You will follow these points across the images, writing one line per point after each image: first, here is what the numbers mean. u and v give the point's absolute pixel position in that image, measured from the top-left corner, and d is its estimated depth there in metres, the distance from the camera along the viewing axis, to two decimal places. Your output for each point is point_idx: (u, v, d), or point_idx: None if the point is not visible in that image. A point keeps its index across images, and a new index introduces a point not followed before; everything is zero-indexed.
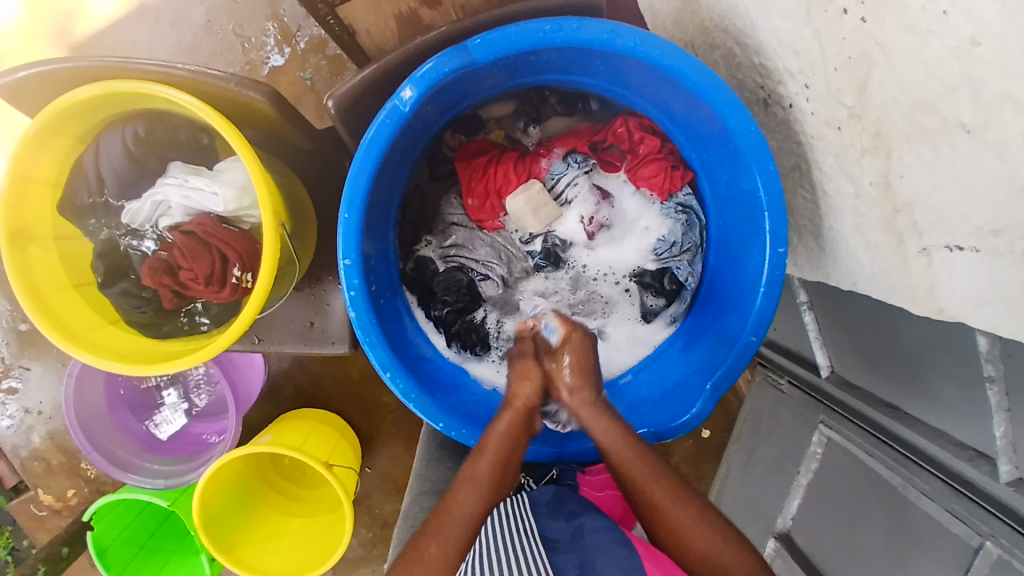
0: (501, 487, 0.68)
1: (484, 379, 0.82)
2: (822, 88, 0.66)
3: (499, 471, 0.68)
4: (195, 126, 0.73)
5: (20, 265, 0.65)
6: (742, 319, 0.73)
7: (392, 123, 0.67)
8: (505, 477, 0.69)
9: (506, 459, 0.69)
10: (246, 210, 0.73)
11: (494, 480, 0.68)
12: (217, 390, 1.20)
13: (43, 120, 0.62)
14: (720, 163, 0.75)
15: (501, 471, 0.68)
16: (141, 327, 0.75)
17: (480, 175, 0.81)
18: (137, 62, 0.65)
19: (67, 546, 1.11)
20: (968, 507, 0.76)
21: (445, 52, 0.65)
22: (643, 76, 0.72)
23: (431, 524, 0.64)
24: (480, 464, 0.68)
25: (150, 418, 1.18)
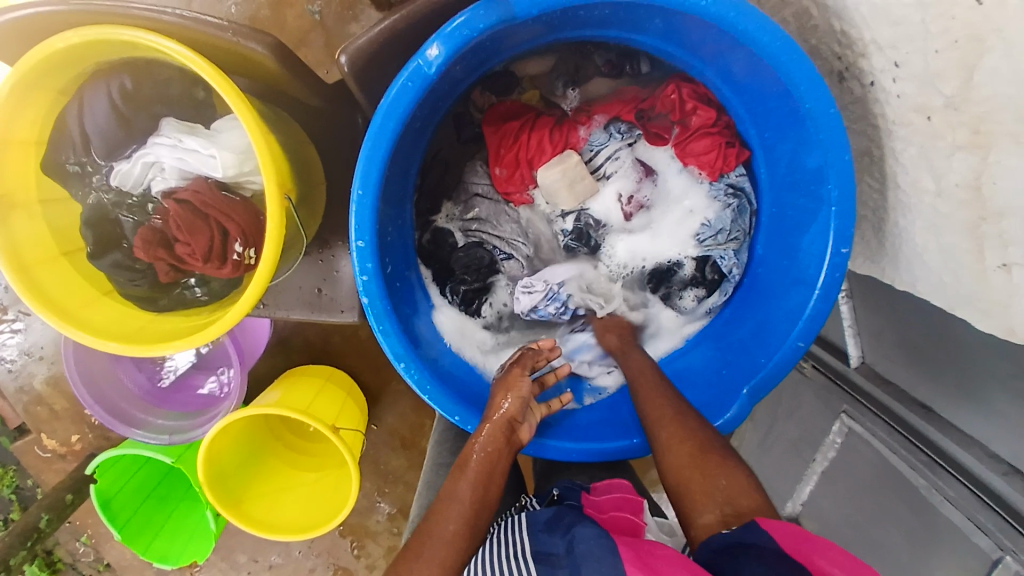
0: (483, 516, 0.60)
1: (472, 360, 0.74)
2: (915, 69, 0.57)
3: (484, 491, 0.61)
4: (190, 79, 0.65)
5: (3, 234, 0.59)
6: (790, 322, 0.67)
7: (416, 86, 0.59)
8: (487, 502, 0.60)
9: (487, 480, 0.61)
10: (249, 175, 0.65)
11: (475, 507, 0.59)
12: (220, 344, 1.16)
13: (18, 75, 0.54)
14: (781, 139, 0.67)
15: (485, 490, 0.61)
16: (137, 301, 0.69)
17: (511, 142, 0.73)
18: (120, 6, 0.56)
19: (71, 493, 1.11)
20: (991, 519, 0.75)
21: (480, 2, 0.56)
22: (703, 38, 0.63)
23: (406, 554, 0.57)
24: (461, 482, 0.60)
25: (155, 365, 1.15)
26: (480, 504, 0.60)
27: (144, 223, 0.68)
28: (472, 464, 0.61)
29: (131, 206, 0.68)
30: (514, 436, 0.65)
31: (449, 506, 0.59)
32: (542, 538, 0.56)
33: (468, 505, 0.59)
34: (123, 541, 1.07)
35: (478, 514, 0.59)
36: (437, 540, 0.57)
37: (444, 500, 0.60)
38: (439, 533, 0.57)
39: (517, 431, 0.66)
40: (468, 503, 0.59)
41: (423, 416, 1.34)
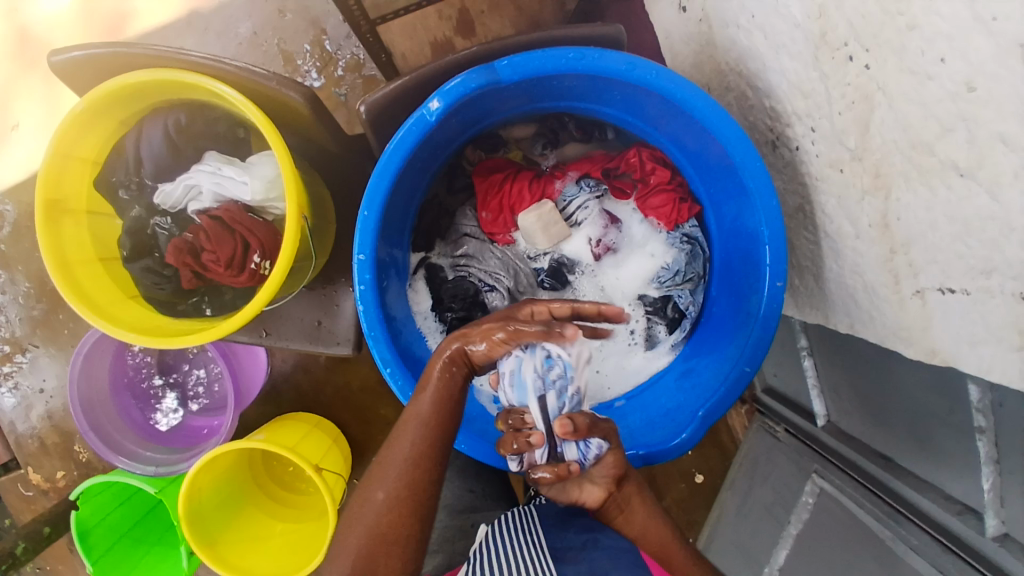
0: (414, 491, 0.62)
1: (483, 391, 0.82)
2: (827, 131, 0.69)
3: (432, 424, 0.65)
4: (232, 120, 0.78)
5: (52, 235, 0.69)
6: (738, 348, 0.74)
7: (417, 132, 0.70)
8: (446, 410, 0.65)
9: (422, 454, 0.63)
10: (274, 202, 0.76)
11: (404, 482, 0.62)
12: (216, 395, 1.21)
13: (90, 102, 0.67)
14: (728, 199, 0.76)
15: (434, 424, 0.65)
16: (158, 305, 0.77)
17: (496, 190, 0.83)
18: (185, 55, 0.70)
19: (48, 526, 1.21)
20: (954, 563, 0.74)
21: (472, 69, 0.69)
22: (656, 109, 0.75)
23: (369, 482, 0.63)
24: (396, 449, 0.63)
25: (150, 415, 1.18)
26: (410, 483, 0.62)
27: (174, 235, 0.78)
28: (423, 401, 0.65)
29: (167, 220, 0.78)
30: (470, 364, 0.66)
31: (380, 480, 0.62)
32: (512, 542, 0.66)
33: (397, 482, 0.62)
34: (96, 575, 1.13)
35: (405, 490, 0.61)
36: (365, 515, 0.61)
37: (377, 474, 0.63)
38: (361, 515, 0.61)
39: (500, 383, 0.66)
40: (397, 477, 0.62)
41: None
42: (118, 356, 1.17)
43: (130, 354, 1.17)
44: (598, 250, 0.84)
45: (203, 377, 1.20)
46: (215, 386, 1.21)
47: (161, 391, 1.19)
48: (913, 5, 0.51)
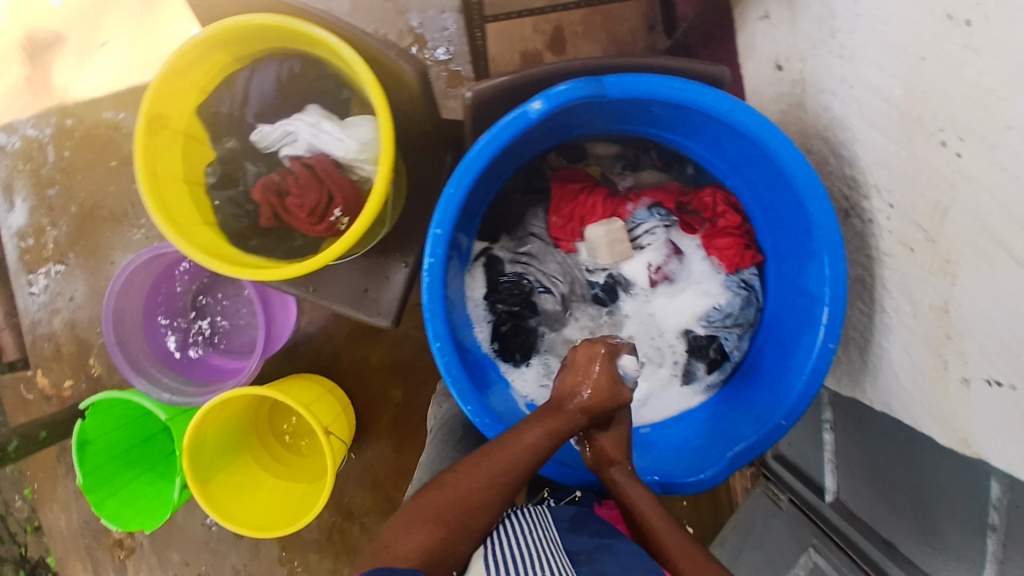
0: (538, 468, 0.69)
1: (519, 391, 0.82)
2: (905, 208, 0.72)
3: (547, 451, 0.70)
4: (341, 80, 0.79)
5: (149, 146, 0.73)
6: (778, 400, 0.76)
7: (517, 126, 0.72)
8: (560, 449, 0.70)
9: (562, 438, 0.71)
10: (362, 162, 0.79)
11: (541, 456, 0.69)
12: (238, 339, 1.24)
13: (213, 32, 0.70)
14: (792, 256, 0.79)
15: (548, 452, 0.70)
16: (230, 235, 0.80)
17: (571, 199, 0.84)
18: (311, 8, 0.72)
19: (44, 431, 1.27)
20: None
21: (580, 78, 0.71)
22: (742, 154, 0.77)
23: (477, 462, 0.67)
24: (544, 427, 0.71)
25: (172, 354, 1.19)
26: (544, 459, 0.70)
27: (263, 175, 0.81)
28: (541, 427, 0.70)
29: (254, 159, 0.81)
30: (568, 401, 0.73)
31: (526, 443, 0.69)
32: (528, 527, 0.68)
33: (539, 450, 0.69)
34: (83, 487, 1.14)
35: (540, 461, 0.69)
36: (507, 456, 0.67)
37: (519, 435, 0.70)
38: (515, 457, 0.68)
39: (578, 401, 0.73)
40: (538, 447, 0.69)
41: (402, 459, 1.37)
42: (156, 282, 1.18)
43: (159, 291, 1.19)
44: (656, 277, 0.85)
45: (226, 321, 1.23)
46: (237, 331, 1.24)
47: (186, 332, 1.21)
48: (1013, 107, 0.54)
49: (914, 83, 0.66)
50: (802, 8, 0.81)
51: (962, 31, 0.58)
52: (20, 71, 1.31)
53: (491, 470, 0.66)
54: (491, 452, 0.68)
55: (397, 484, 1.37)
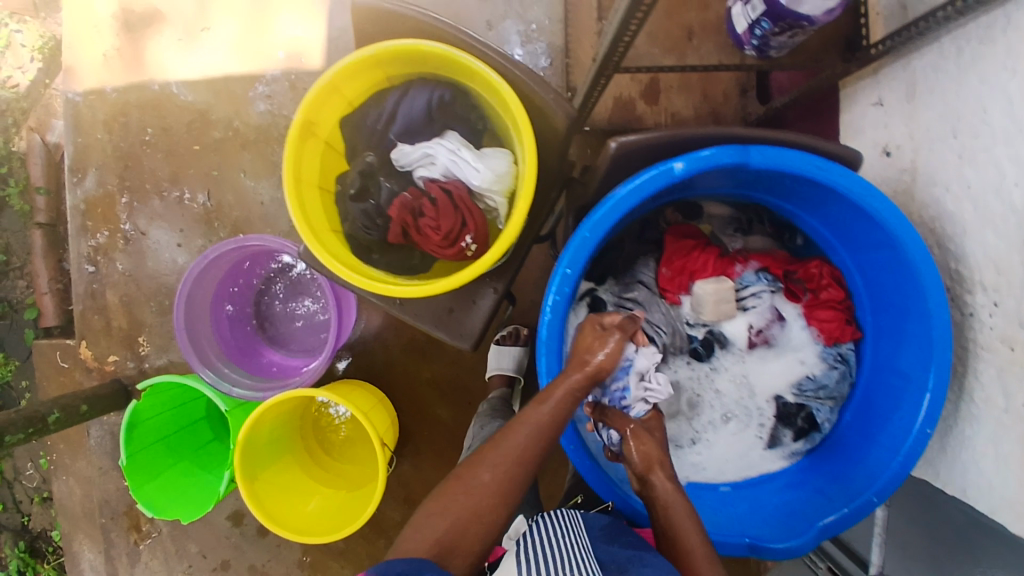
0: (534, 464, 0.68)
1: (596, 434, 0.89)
2: (1011, 309, 0.75)
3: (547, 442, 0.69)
4: (482, 112, 0.82)
5: (299, 150, 0.74)
6: (869, 478, 0.78)
7: (658, 182, 0.72)
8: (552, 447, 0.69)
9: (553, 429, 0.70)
10: (492, 194, 0.80)
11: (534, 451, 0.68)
12: (303, 325, 1.26)
13: (380, 50, 0.72)
14: (894, 336, 0.82)
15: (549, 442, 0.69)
16: (352, 245, 0.82)
17: (683, 253, 0.86)
18: (475, 40, 0.74)
19: (85, 404, 1.24)
20: None
21: (725, 145, 0.71)
22: (858, 235, 0.80)
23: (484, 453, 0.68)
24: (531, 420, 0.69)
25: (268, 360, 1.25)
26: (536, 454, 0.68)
27: (396, 193, 0.80)
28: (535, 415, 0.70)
29: (376, 181, 0.81)
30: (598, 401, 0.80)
31: (514, 440, 0.68)
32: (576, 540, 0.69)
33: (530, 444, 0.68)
34: (126, 469, 1.12)
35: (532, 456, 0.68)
36: (497, 462, 0.66)
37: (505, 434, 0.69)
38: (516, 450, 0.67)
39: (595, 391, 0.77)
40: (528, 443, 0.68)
41: (437, 476, 1.36)
42: (225, 280, 1.20)
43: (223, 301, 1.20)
44: (756, 339, 0.87)
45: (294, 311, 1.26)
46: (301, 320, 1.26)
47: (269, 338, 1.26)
48: None
49: None
50: (923, 103, 0.84)
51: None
52: (112, 40, 1.31)
53: (479, 479, 0.65)
54: (482, 459, 0.67)
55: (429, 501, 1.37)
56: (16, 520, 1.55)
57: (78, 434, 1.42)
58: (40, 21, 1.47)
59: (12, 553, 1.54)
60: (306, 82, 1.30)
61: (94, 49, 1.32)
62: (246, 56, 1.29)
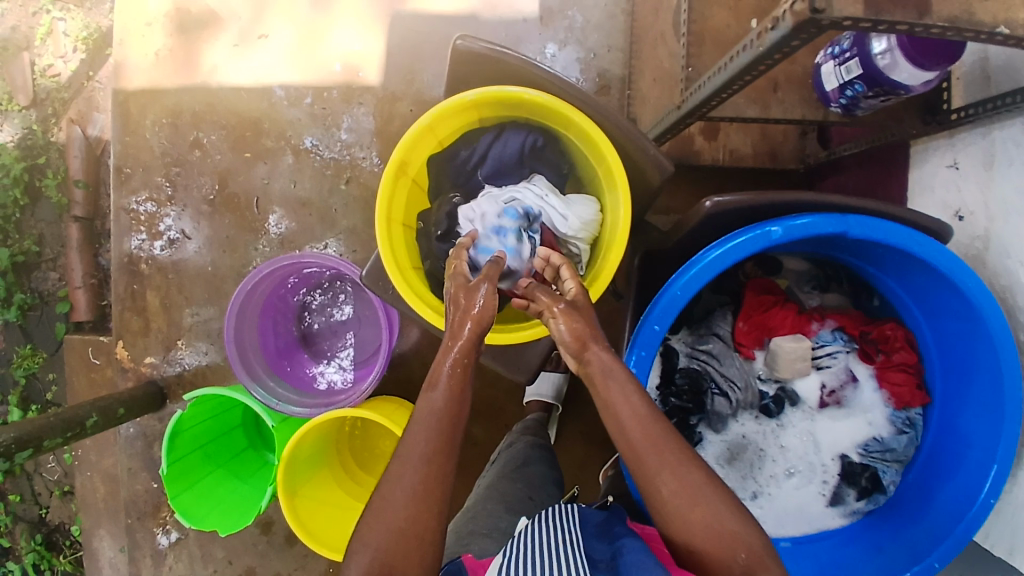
0: (453, 442, 0.63)
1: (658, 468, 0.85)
2: None
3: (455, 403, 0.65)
4: (566, 156, 0.82)
5: (392, 191, 0.75)
6: (929, 542, 0.77)
7: (754, 245, 0.73)
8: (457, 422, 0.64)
9: (458, 403, 0.65)
10: (577, 240, 0.81)
11: (449, 429, 0.63)
12: (331, 318, 1.25)
13: (481, 95, 0.73)
14: (968, 403, 0.80)
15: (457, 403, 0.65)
16: (432, 283, 0.82)
17: (762, 309, 0.86)
18: (575, 89, 0.73)
19: (122, 408, 1.23)
20: None
21: (825, 214, 0.72)
22: (938, 304, 0.79)
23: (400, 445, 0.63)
24: (436, 396, 0.65)
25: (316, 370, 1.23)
26: (453, 432, 0.64)
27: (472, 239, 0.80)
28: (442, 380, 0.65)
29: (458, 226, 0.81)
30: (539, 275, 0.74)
31: (424, 424, 0.63)
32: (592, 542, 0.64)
33: (443, 422, 0.63)
34: (166, 478, 1.12)
35: (448, 436, 0.63)
36: (414, 453, 0.61)
37: (421, 421, 0.64)
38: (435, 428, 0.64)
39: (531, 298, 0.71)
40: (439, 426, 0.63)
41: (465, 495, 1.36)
42: (267, 297, 1.16)
43: (265, 321, 1.17)
44: (830, 400, 0.88)
45: (317, 304, 1.25)
46: (329, 313, 1.25)
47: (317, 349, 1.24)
48: None
49: None
50: (1001, 173, 0.84)
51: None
52: (164, 40, 1.32)
53: (405, 474, 0.61)
54: (401, 453, 0.62)
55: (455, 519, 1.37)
56: (34, 513, 1.54)
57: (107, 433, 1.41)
58: (84, 11, 1.44)
59: (29, 545, 1.53)
60: (361, 95, 1.28)
61: (146, 48, 1.33)
62: (302, 66, 1.30)
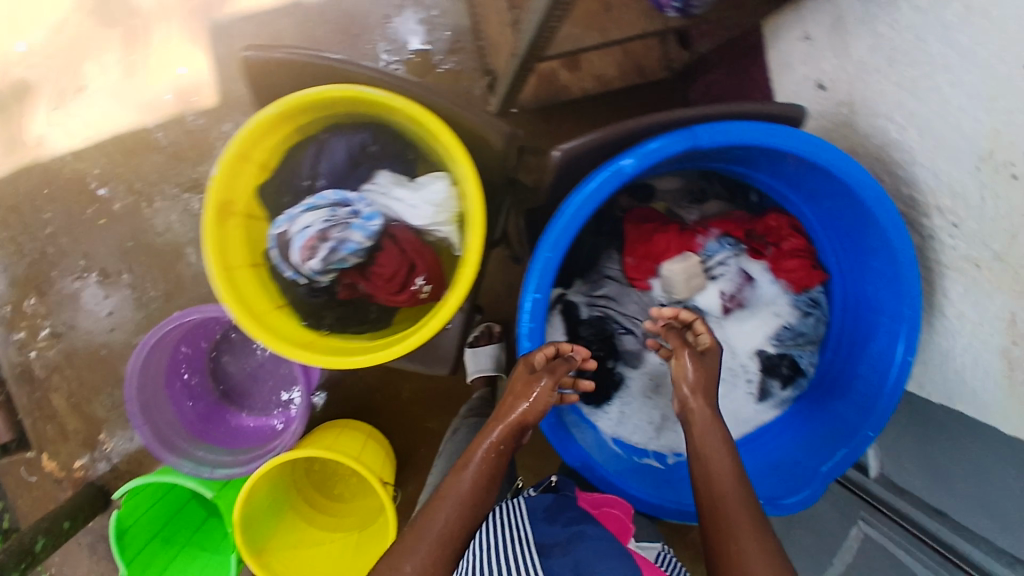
0: (477, 512, 0.69)
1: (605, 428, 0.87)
2: (971, 229, 0.76)
3: (480, 481, 0.70)
4: (405, 141, 0.75)
5: (220, 237, 0.67)
6: (861, 414, 0.79)
7: (611, 182, 0.71)
8: (480, 495, 0.70)
9: (487, 480, 0.71)
10: (439, 225, 0.74)
11: (471, 505, 0.69)
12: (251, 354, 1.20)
13: (282, 106, 0.66)
14: (861, 270, 0.81)
15: (482, 481, 0.70)
16: (301, 316, 0.75)
17: (645, 239, 0.83)
18: (380, 73, 0.67)
19: (68, 520, 1.16)
20: None
21: (671, 132, 0.71)
22: (812, 184, 0.79)
23: (411, 528, 0.68)
24: (463, 477, 0.70)
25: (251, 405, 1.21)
26: (477, 502, 0.69)
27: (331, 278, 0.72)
28: (472, 463, 0.71)
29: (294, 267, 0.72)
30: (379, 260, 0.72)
31: (449, 502, 0.68)
32: (542, 527, 0.67)
33: (465, 502, 0.69)
34: None
35: (472, 508, 0.69)
36: (431, 534, 0.67)
37: (444, 496, 0.69)
38: (445, 495, 0.69)
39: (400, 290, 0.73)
40: (461, 501, 0.69)
41: None
42: (169, 360, 1.11)
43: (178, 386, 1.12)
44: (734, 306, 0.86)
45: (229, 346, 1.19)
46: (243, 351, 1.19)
47: (242, 386, 1.20)
48: None
49: (985, 121, 0.70)
50: (853, 34, 0.82)
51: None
52: None
53: (419, 548, 0.66)
54: (421, 528, 0.68)
55: None
56: None
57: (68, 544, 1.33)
58: None
59: None
60: (206, 123, 1.18)
61: None
62: (134, 109, 1.19)
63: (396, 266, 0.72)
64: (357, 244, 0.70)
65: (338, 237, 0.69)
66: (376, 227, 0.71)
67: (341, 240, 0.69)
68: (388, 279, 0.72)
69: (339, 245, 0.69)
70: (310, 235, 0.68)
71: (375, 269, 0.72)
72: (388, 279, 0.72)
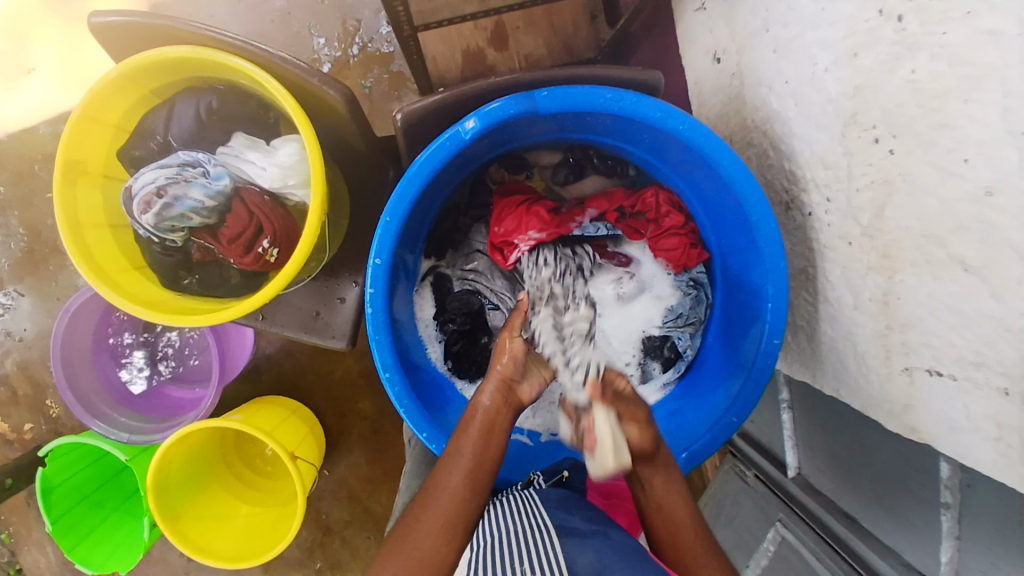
0: (473, 501, 0.62)
1: None
2: (842, 204, 0.73)
3: (477, 471, 0.64)
4: (263, 103, 0.78)
5: (67, 193, 0.70)
6: (728, 399, 0.78)
7: (450, 146, 0.71)
8: (480, 482, 0.63)
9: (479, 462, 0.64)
10: (291, 188, 0.77)
11: (467, 496, 0.62)
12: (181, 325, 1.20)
13: (125, 68, 0.67)
14: (735, 249, 0.82)
15: (479, 470, 0.64)
16: (160, 277, 0.78)
17: (513, 211, 0.88)
18: (220, 35, 0.68)
19: (11, 478, 1.17)
20: None
21: (514, 94, 0.71)
22: (682, 159, 0.80)
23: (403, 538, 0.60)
24: (454, 469, 0.63)
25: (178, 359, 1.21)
26: (472, 493, 0.62)
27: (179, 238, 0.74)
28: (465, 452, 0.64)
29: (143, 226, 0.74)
30: (229, 221, 0.74)
31: (442, 495, 0.61)
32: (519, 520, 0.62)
33: (461, 494, 0.62)
34: (53, 535, 1.07)
35: (469, 501, 0.62)
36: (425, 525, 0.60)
37: (438, 486, 0.62)
38: (444, 484, 0.62)
39: (250, 251, 0.75)
40: (455, 495, 0.61)
41: (376, 470, 1.36)
42: (102, 321, 1.16)
43: (106, 356, 1.16)
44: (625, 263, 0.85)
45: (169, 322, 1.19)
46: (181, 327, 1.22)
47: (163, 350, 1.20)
48: (946, 105, 0.55)
49: (847, 80, 0.66)
50: (743, 8, 0.82)
51: (893, 26, 0.58)
52: None
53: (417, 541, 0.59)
54: (416, 526, 0.60)
55: (373, 495, 1.37)
56: None
57: (19, 502, 1.28)
58: None
59: None
60: None
61: None
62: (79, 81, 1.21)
63: (245, 224, 0.74)
64: (200, 201, 0.72)
65: (180, 193, 0.71)
66: (221, 186, 0.73)
67: (183, 196, 0.71)
68: (239, 240, 0.75)
69: (180, 200, 0.71)
70: (153, 188, 0.70)
71: (226, 231, 0.74)
72: (239, 239, 0.74)
